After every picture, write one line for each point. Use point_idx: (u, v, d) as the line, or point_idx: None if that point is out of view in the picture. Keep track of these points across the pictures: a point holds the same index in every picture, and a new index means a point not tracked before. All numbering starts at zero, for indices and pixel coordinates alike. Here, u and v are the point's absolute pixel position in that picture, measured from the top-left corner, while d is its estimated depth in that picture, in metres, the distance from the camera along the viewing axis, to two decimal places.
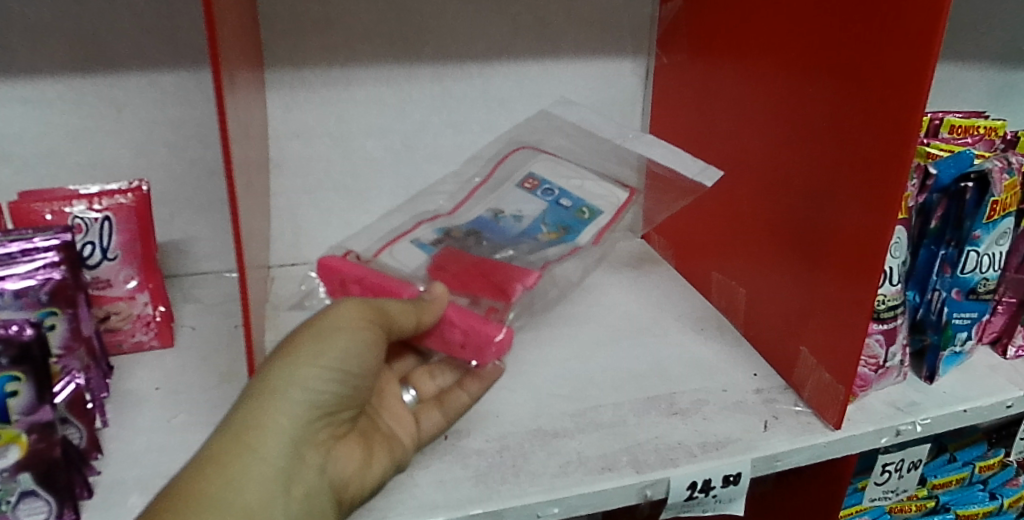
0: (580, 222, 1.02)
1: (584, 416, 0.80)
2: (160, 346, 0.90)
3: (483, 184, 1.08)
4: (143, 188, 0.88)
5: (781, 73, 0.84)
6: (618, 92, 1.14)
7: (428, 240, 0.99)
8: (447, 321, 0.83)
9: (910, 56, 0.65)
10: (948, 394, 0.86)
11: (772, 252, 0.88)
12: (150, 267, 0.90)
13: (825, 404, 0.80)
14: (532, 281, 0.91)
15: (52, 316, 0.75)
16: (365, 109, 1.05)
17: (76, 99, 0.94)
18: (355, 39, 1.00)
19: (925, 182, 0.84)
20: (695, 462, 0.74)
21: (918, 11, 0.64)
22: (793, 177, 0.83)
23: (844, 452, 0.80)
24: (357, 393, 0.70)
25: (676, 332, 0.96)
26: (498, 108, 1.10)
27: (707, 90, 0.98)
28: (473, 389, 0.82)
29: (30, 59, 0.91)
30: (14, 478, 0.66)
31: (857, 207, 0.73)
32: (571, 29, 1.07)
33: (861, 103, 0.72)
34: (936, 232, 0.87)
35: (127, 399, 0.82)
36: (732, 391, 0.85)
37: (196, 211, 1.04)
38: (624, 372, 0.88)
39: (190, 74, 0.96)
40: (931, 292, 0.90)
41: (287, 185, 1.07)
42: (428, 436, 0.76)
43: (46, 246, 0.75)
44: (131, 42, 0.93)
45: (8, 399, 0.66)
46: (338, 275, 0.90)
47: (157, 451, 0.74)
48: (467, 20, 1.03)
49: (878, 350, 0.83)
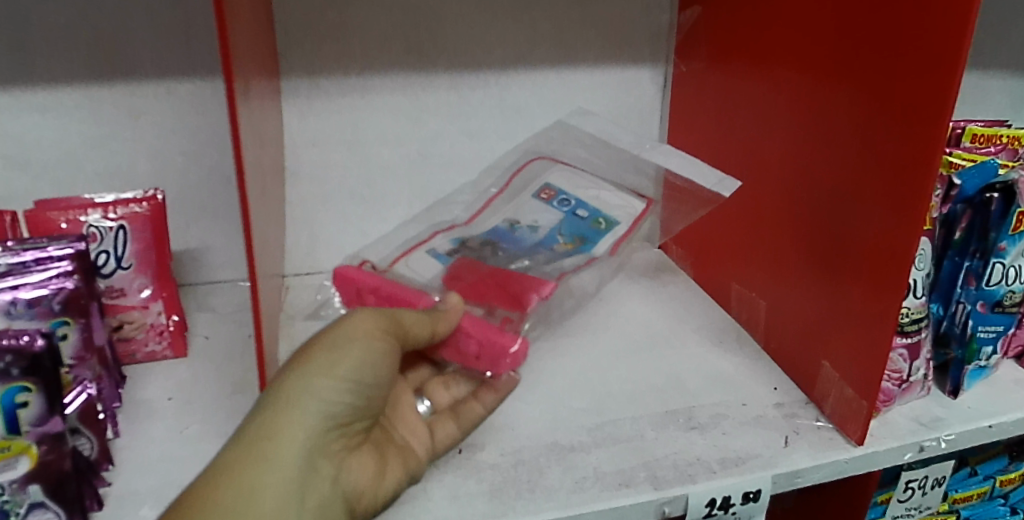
0: (597, 233, 1.02)
1: (603, 429, 0.79)
2: (173, 356, 0.90)
3: (501, 194, 1.08)
4: (158, 196, 0.88)
5: (802, 80, 0.82)
6: (637, 100, 1.13)
7: (443, 250, 0.98)
8: (462, 332, 0.82)
9: (936, 63, 0.64)
10: (973, 410, 0.84)
11: (794, 263, 0.86)
12: (164, 276, 0.90)
13: (849, 418, 0.78)
14: (549, 291, 0.91)
15: (64, 325, 0.74)
16: (380, 117, 1.04)
17: (94, 108, 0.94)
18: (371, 47, 0.99)
19: (948, 193, 0.84)
20: (714, 479, 0.73)
21: (944, 13, 0.63)
22: (815, 187, 0.81)
23: (868, 469, 0.78)
24: (371, 404, 0.69)
25: (695, 344, 0.95)
26: (515, 116, 1.09)
27: (727, 98, 0.97)
28: (489, 400, 0.81)
29: (48, 67, 0.91)
30: (24, 489, 0.66)
31: (882, 217, 0.71)
32: (589, 36, 1.06)
33: (885, 110, 0.70)
34: (960, 243, 0.86)
35: (139, 409, 0.81)
36: (752, 406, 0.83)
37: (211, 219, 1.04)
38: (642, 386, 0.86)
39: (206, 82, 0.96)
40: (955, 305, 0.88)
41: (302, 193, 1.06)
42: (443, 448, 0.75)
43: (60, 254, 0.75)
44: (148, 50, 0.93)
45: (18, 409, 0.65)
46: (353, 286, 0.89)
47: (169, 462, 0.73)
48: (484, 28, 1.02)
49: (901, 364, 0.82)
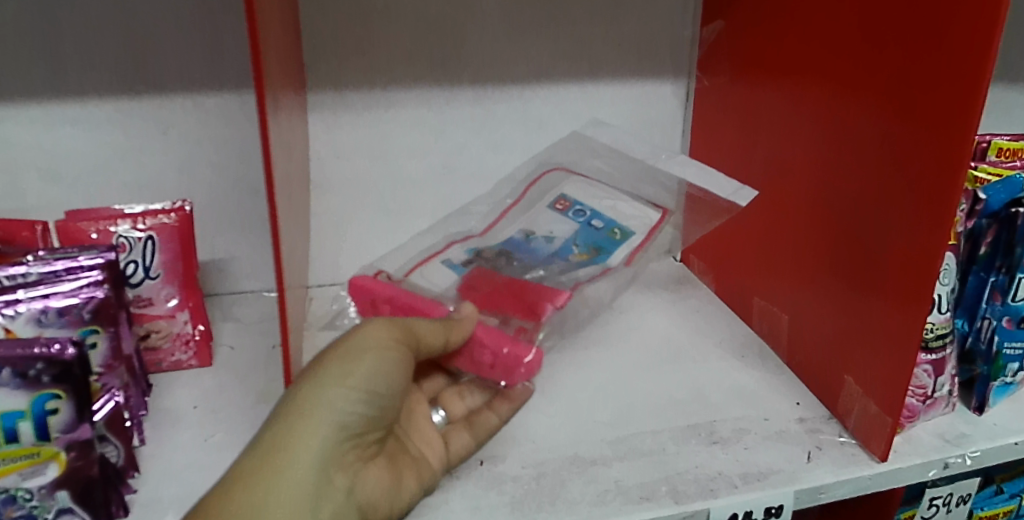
0: (612, 243, 1.00)
1: (624, 443, 0.79)
2: (198, 365, 0.91)
3: (515, 205, 1.08)
4: (186, 207, 0.89)
5: (825, 94, 0.82)
6: (659, 115, 1.13)
7: (459, 261, 0.98)
8: (476, 341, 0.81)
9: (960, 75, 0.64)
10: (998, 427, 0.83)
11: (818, 277, 0.86)
12: (190, 286, 0.91)
13: (871, 435, 0.77)
14: (564, 301, 0.91)
15: (94, 334, 0.75)
16: (405, 130, 1.05)
17: (124, 120, 0.96)
18: (396, 62, 1.01)
19: (973, 208, 0.83)
20: (736, 494, 0.72)
21: (968, 26, 0.63)
22: (838, 201, 0.81)
23: (891, 486, 0.77)
24: (384, 415, 0.70)
25: (717, 358, 0.95)
26: (538, 130, 1.10)
27: (749, 112, 0.97)
28: (504, 411, 0.82)
29: (80, 81, 0.93)
30: (52, 495, 0.67)
31: (907, 230, 0.71)
32: (612, 51, 1.07)
33: (908, 122, 0.70)
34: (985, 258, 0.85)
35: (165, 417, 0.82)
36: (775, 420, 0.83)
37: (236, 230, 1.05)
38: (663, 399, 0.86)
39: (233, 96, 0.97)
40: (980, 320, 0.87)
41: (327, 206, 1.07)
42: (458, 458, 0.75)
43: (91, 264, 0.77)
44: (178, 65, 0.94)
45: (49, 416, 0.66)
46: (368, 296, 0.89)
47: (194, 470, 0.74)
48: (508, 43, 1.03)
49: (926, 380, 0.81)
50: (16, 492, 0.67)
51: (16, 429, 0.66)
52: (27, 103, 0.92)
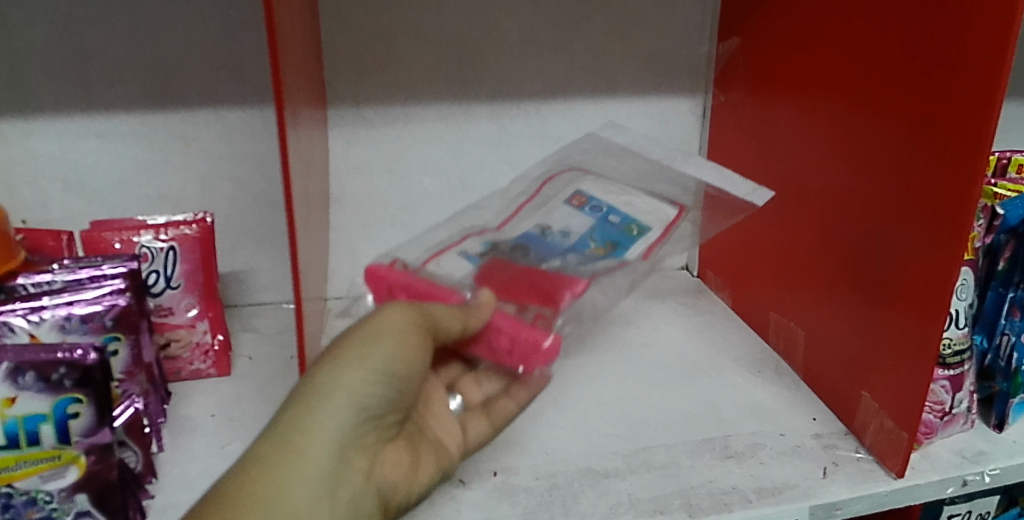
0: (628, 238, 0.95)
1: (637, 456, 0.79)
2: (217, 374, 0.92)
3: (529, 202, 1.03)
4: (208, 219, 0.90)
5: (839, 109, 0.83)
6: (674, 132, 1.14)
7: (474, 252, 0.94)
8: (495, 328, 0.81)
9: (975, 92, 0.64)
10: (1018, 445, 0.82)
11: (833, 291, 0.86)
12: (211, 296, 0.93)
13: (887, 451, 0.76)
14: (582, 288, 0.89)
15: (116, 341, 0.77)
16: (422, 144, 1.07)
17: (148, 134, 0.98)
18: (414, 78, 1.02)
19: (991, 223, 0.81)
20: (750, 508, 0.72)
21: (982, 44, 0.63)
22: (852, 212, 0.81)
23: (907, 503, 0.76)
24: (404, 398, 0.71)
25: (733, 373, 0.94)
26: (555, 145, 1.11)
27: (764, 128, 0.97)
28: (521, 398, 0.85)
29: (107, 94, 0.95)
30: (71, 498, 0.69)
31: (924, 243, 0.70)
32: (628, 68, 1.08)
33: (923, 138, 0.70)
34: (1003, 274, 0.84)
35: (183, 424, 0.83)
36: (790, 435, 0.82)
37: (256, 243, 1.07)
38: (678, 413, 0.86)
39: (256, 110, 0.99)
40: (999, 336, 0.86)
41: (346, 218, 1.09)
42: (475, 444, 0.79)
43: (114, 273, 0.79)
44: (202, 80, 0.97)
45: (70, 419, 0.67)
46: (383, 283, 0.87)
47: (210, 477, 0.75)
48: (526, 60, 1.04)
49: (944, 396, 0.80)
50: (36, 495, 0.68)
51: (38, 432, 0.67)
52: (54, 117, 0.95)
